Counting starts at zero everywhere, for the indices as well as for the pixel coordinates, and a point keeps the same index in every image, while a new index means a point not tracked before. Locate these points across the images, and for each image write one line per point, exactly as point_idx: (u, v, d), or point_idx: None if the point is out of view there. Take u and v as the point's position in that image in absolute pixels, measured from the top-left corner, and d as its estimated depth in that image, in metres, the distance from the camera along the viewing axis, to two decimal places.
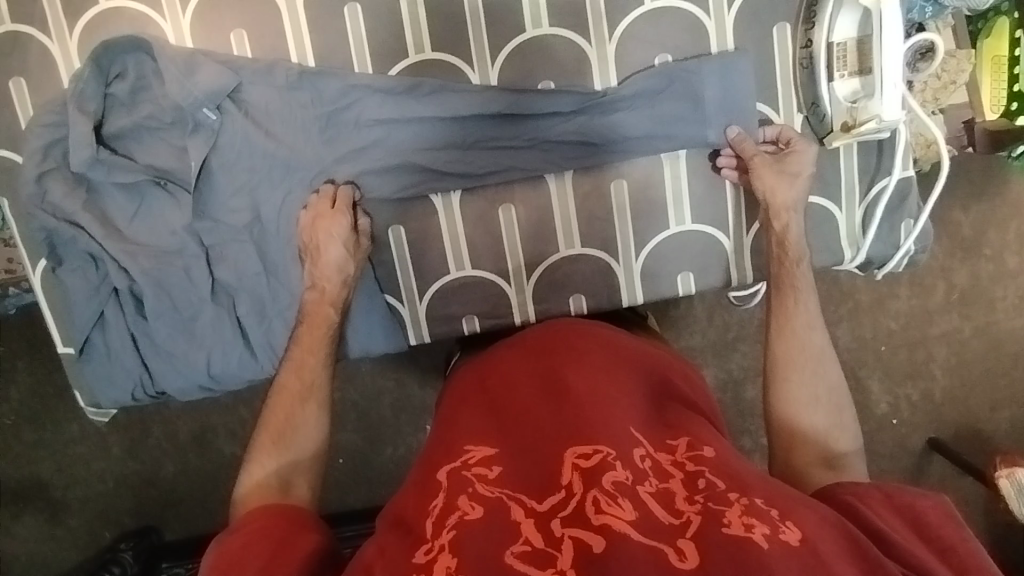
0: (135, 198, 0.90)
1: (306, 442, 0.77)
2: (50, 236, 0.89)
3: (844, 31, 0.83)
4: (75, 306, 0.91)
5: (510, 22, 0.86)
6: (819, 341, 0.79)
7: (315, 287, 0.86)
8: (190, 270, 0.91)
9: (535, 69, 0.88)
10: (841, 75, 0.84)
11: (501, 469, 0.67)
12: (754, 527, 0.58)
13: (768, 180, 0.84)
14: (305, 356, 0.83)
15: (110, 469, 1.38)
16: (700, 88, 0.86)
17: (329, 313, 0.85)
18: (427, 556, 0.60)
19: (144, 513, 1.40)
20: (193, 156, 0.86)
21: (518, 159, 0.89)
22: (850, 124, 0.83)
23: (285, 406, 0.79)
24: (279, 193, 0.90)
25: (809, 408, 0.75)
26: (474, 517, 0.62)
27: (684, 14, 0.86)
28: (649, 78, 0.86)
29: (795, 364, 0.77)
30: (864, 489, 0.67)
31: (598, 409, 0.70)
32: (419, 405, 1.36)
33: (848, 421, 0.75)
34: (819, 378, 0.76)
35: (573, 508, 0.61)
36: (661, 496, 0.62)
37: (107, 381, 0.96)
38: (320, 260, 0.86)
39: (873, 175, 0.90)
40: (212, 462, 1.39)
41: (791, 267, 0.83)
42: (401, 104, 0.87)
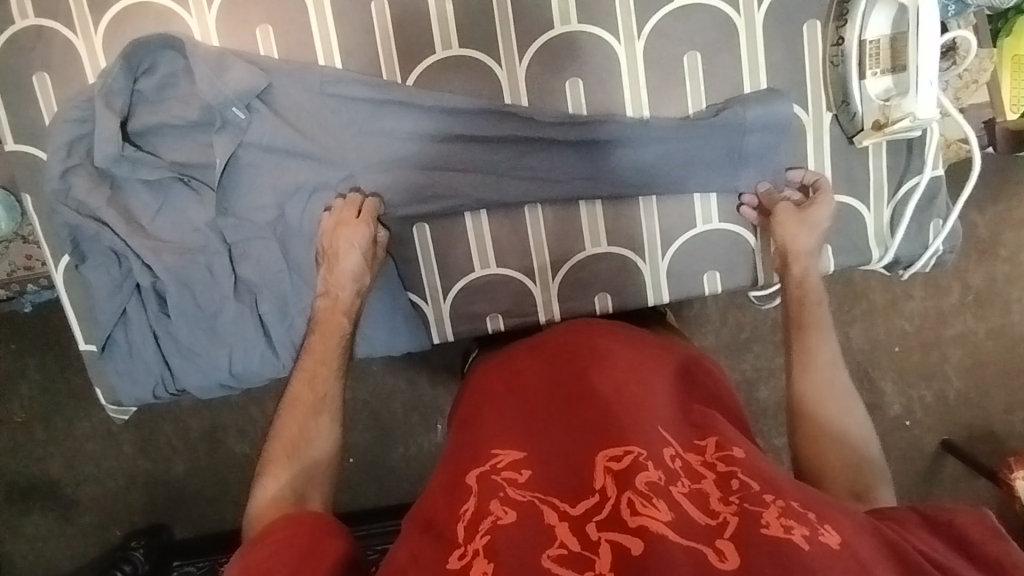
0: (160, 194, 0.90)
1: (319, 450, 0.75)
2: (73, 232, 0.88)
3: (877, 28, 0.82)
4: (98, 302, 0.91)
5: (539, 18, 0.86)
6: (842, 378, 0.77)
7: (326, 294, 0.85)
8: (212, 267, 0.90)
9: (563, 67, 0.87)
10: (874, 72, 0.83)
11: (531, 473, 0.66)
12: (793, 528, 0.56)
13: (788, 229, 0.85)
14: (316, 367, 0.80)
15: (122, 467, 1.38)
16: (743, 140, 0.86)
17: (341, 322, 0.84)
18: (461, 561, 0.58)
19: (155, 511, 1.39)
20: (218, 152, 0.86)
21: (547, 180, 0.90)
22: (883, 122, 0.82)
23: (297, 417, 0.76)
24: (305, 192, 0.90)
25: (834, 435, 0.73)
26: (508, 521, 0.60)
27: (715, 12, 0.85)
28: (691, 126, 0.87)
29: (823, 396, 0.75)
30: (901, 513, 0.64)
31: (626, 410, 0.69)
32: (431, 404, 1.35)
33: (874, 456, 0.72)
34: (846, 410, 0.74)
35: (608, 511, 0.59)
36: (695, 497, 0.60)
37: (128, 378, 0.95)
38: (336, 267, 0.85)
39: (902, 174, 0.89)
40: (223, 461, 1.38)
41: (813, 306, 0.82)
42: (435, 122, 0.88)
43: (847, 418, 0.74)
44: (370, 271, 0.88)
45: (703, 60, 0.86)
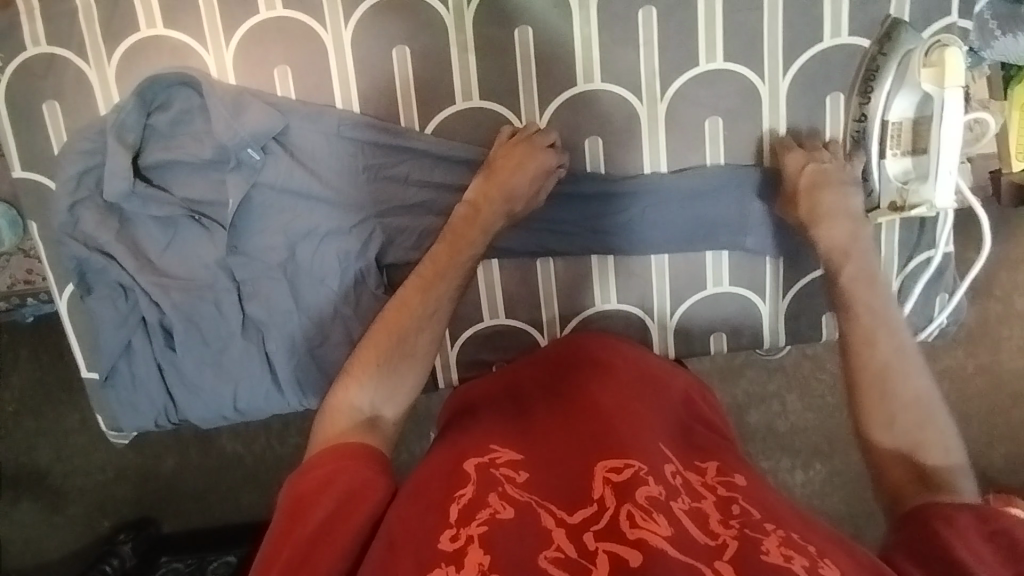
0: (170, 230, 0.89)
1: (412, 356, 0.74)
2: (80, 265, 0.88)
3: (900, 110, 0.82)
4: (102, 335, 0.90)
5: (563, 75, 0.85)
6: (884, 353, 0.66)
7: (470, 203, 0.81)
8: (220, 304, 0.90)
9: (584, 124, 0.86)
10: (893, 153, 0.83)
11: (529, 476, 0.65)
12: (794, 558, 0.53)
13: (809, 188, 0.80)
14: (433, 275, 0.78)
15: (111, 459, 1.31)
16: (750, 201, 0.88)
17: (474, 237, 0.80)
18: (454, 544, 0.56)
19: (144, 504, 1.33)
20: (231, 193, 0.85)
21: (560, 238, 0.90)
22: (899, 205, 0.83)
23: (394, 323, 0.74)
24: (317, 239, 0.89)
25: (898, 432, 0.63)
26: (505, 516, 0.59)
27: (739, 78, 0.84)
28: (705, 181, 0.87)
29: (866, 373, 0.66)
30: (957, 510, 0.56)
31: (626, 424, 0.70)
32: (427, 414, 1.32)
33: (935, 438, 0.62)
34: (905, 393, 0.64)
35: (607, 521, 0.57)
36: (694, 514, 0.59)
37: (129, 407, 0.95)
38: (496, 177, 0.82)
39: (913, 248, 0.90)
40: (217, 461, 1.32)
41: (860, 268, 0.74)
42: (450, 169, 0.88)
43: (893, 400, 0.64)
44: (527, 203, 0.84)
45: (724, 125, 0.86)
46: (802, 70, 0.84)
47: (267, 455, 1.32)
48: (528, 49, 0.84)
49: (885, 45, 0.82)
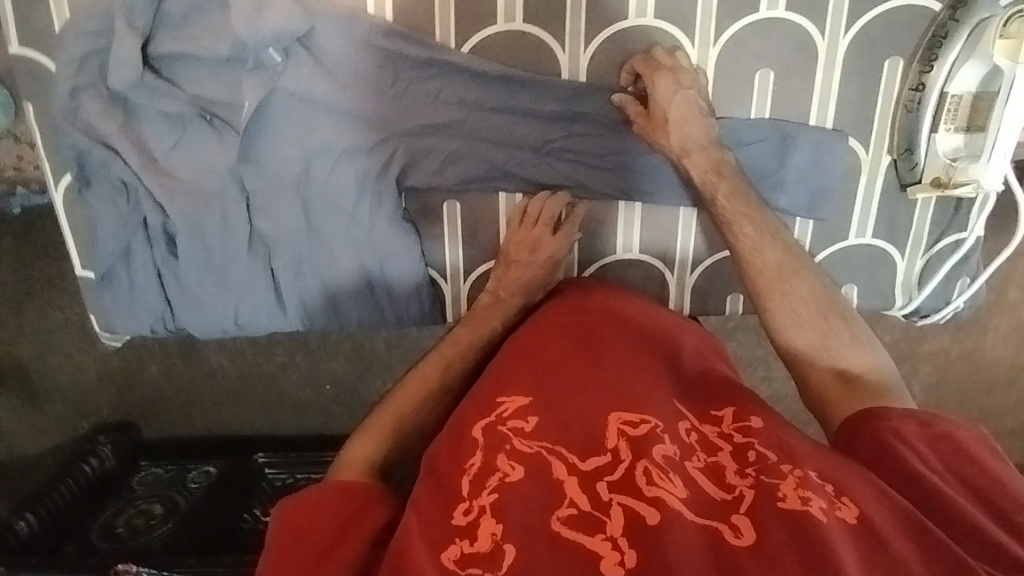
0: (178, 129, 0.83)
1: (426, 426, 0.75)
2: (80, 157, 0.83)
3: (963, 83, 0.79)
4: (101, 233, 0.86)
5: (614, 7, 0.79)
6: (776, 254, 0.77)
7: (490, 293, 0.87)
8: (227, 215, 0.86)
9: (628, 61, 0.81)
10: (948, 128, 0.81)
11: (538, 423, 0.67)
12: (810, 500, 0.56)
13: (661, 100, 0.79)
14: (455, 351, 0.81)
15: (92, 362, 1.27)
16: (791, 154, 0.83)
17: (495, 321, 0.84)
18: (467, 518, 0.58)
19: (125, 407, 1.30)
20: (247, 96, 0.80)
21: (590, 176, 0.86)
22: (943, 181, 0.82)
23: (412, 395, 0.76)
24: (334, 156, 0.84)
25: (812, 346, 0.73)
26: (515, 478, 0.61)
27: (798, 30, 0.79)
28: (746, 129, 0.83)
29: (766, 289, 0.76)
30: (900, 419, 0.64)
31: (637, 380, 0.72)
32: (414, 345, 1.26)
33: (842, 339, 0.73)
34: (797, 295, 0.75)
35: (620, 475, 0.61)
36: (710, 471, 0.62)
37: (125, 311, 0.92)
38: (511, 274, 0.86)
39: (944, 229, 0.88)
40: (200, 372, 1.29)
41: (707, 160, 0.80)
42: (484, 89, 0.82)
43: (799, 301, 0.75)
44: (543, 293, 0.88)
45: (775, 80, 0.81)
46: (866, 30, 0.79)
47: (251, 373, 1.29)
48: None
49: (958, 10, 0.76)
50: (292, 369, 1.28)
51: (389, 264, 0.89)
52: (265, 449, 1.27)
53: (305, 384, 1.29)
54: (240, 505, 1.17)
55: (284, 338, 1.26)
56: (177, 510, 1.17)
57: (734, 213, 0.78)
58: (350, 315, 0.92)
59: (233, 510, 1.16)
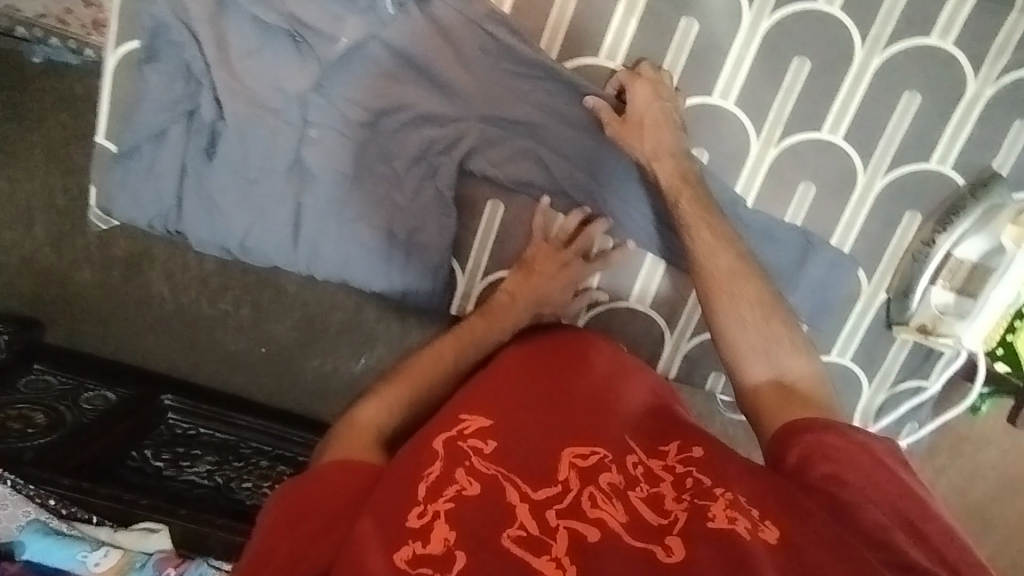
0: (264, 37, 0.82)
1: (434, 398, 0.79)
2: (155, 29, 0.81)
3: (967, 251, 0.89)
4: (143, 107, 0.83)
5: (704, 82, 0.86)
6: (729, 258, 0.79)
7: (507, 293, 0.88)
8: (280, 135, 0.84)
9: (698, 132, 0.88)
10: (943, 284, 0.91)
11: (498, 447, 0.66)
12: (737, 520, 0.59)
13: (636, 111, 0.83)
14: (464, 336, 0.84)
15: (23, 247, 1.21)
16: (808, 261, 0.91)
17: (503, 323, 0.86)
18: (420, 521, 0.57)
19: (37, 307, 1.25)
20: (348, 33, 0.81)
21: (636, 221, 0.91)
22: (928, 329, 0.92)
23: (404, 384, 0.78)
24: (408, 116, 0.86)
25: (752, 351, 0.76)
26: (471, 494, 0.60)
27: (846, 159, 0.88)
28: (777, 226, 0.90)
29: (716, 293, 0.78)
30: (828, 432, 0.68)
31: (597, 413, 0.72)
32: (366, 333, 1.22)
33: (779, 346, 0.76)
34: (744, 300, 0.78)
35: (569, 500, 0.61)
36: (652, 500, 0.62)
37: (132, 194, 0.88)
38: (528, 279, 0.89)
39: (910, 372, 0.97)
40: (134, 293, 1.23)
41: (675, 167, 0.83)
42: (574, 101, 0.85)
43: (742, 305, 0.78)
44: (555, 310, 0.90)
45: (814, 195, 0.90)
46: (901, 179, 0.88)
47: (188, 310, 1.23)
48: (687, 40, 0.84)
49: (978, 190, 0.87)
50: (232, 321, 1.24)
51: (418, 238, 0.90)
52: (177, 391, 1.20)
53: (248, 338, 1.24)
54: (132, 439, 1.10)
55: (236, 285, 1.22)
56: (63, 425, 1.08)
57: (693, 218, 0.80)
58: (359, 274, 0.91)
59: (124, 441, 1.09)
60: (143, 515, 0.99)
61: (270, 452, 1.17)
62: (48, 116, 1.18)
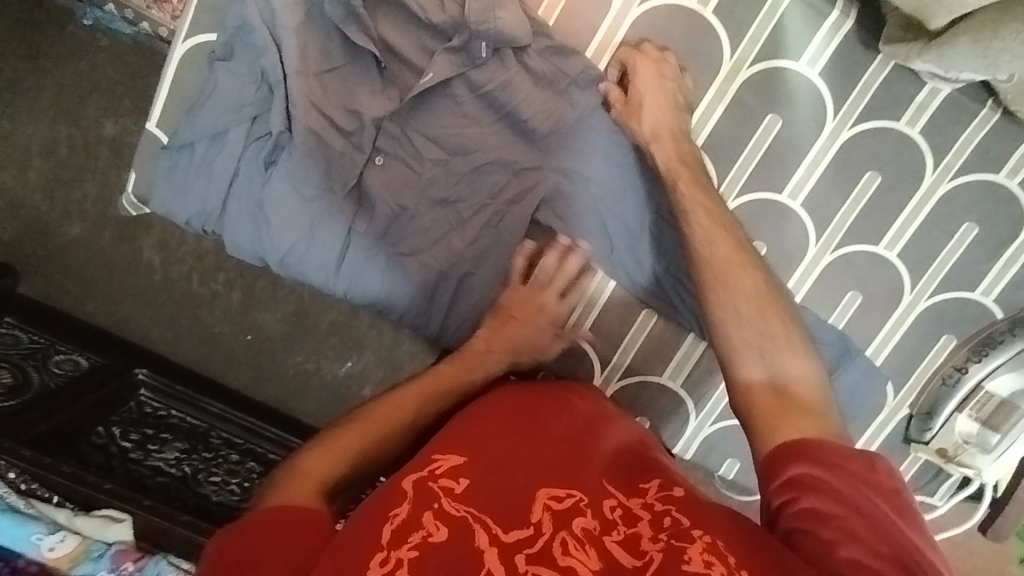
0: (349, 54, 0.81)
1: (391, 453, 0.70)
2: (237, 27, 0.78)
3: (997, 384, 0.92)
4: (208, 105, 0.79)
5: (775, 178, 0.87)
6: (727, 245, 0.73)
7: (482, 341, 0.83)
8: (344, 158, 0.82)
9: (760, 226, 0.89)
10: (969, 413, 0.93)
11: (470, 486, 0.60)
12: (714, 565, 0.53)
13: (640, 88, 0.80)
14: (432, 383, 0.77)
15: (13, 190, 1.15)
16: (842, 368, 0.91)
17: (478, 369, 0.80)
18: (382, 569, 0.52)
19: (13, 254, 1.16)
20: (434, 70, 0.79)
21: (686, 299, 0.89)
22: (949, 455, 0.94)
23: (371, 425, 0.69)
24: (479, 160, 0.84)
25: (745, 347, 0.68)
26: (437, 540, 0.54)
27: (896, 277, 0.89)
28: (821, 326, 0.90)
29: (709, 280, 0.71)
30: (818, 453, 0.60)
31: (574, 454, 0.66)
32: (355, 339, 1.18)
33: (776, 346, 0.68)
34: (740, 291, 0.70)
35: (541, 546, 0.55)
36: (628, 541, 0.57)
37: (176, 188, 0.84)
38: (506, 327, 0.84)
39: (917, 487, 0.99)
40: (124, 257, 1.17)
41: (675, 149, 0.79)
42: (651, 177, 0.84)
43: (738, 296, 0.70)
44: (532, 356, 0.85)
45: (858, 305, 0.91)
46: (942, 303, 0.90)
47: (178, 285, 1.17)
48: (767, 137, 0.85)
49: (1016, 327, 0.89)
50: (220, 304, 1.18)
51: (468, 282, 0.87)
52: (152, 367, 1.11)
53: (242, 326, 1.18)
54: (99, 415, 1.01)
55: (231, 268, 1.17)
56: (26, 390, 0.99)
57: (691, 203, 0.76)
58: (397, 306, 0.88)
59: (89, 417, 1.00)
60: (103, 500, 0.90)
61: (239, 445, 1.09)
62: (81, 69, 1.15)
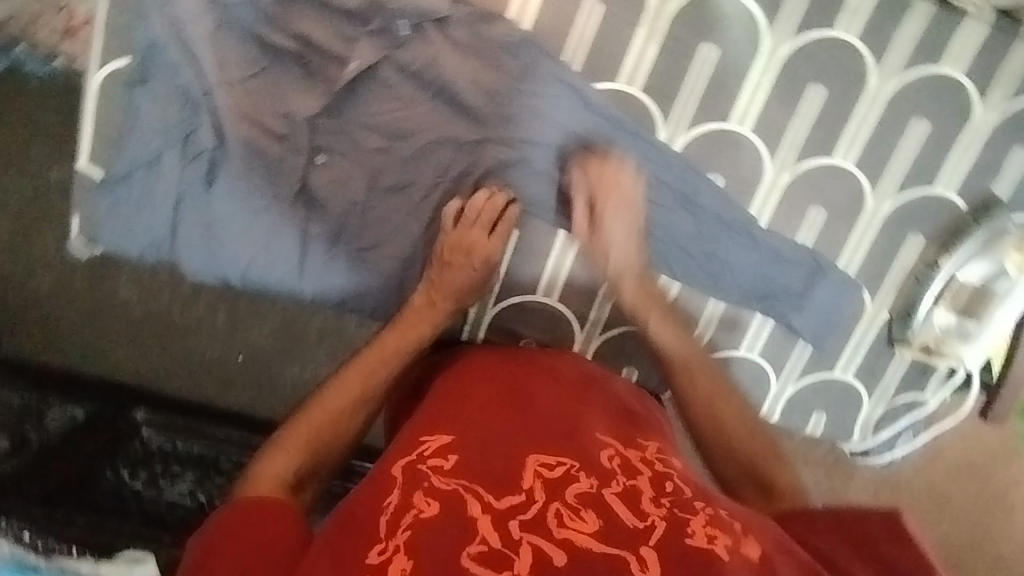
0: (268, 58, 0.78)
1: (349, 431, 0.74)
2: (149, 47, 0.75)
3: (969, 273, 0.93)
4: (136, 134, 0.77)
5: (721, 107, 0.86)
6: (696, 361, 0.84)
7: (423, 296, 0.83)
8: (284, 162, 0.81)
9: (713, 158, 0.88)
10: (945, 305, 0.95)
11: (459, 460, 0.61)
12: (717, 537, 0.54)
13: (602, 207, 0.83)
14: (378, 357, 0.79)
15: None
16: (817, 284, 0.91)
17: (422, 329, 0.82)
18: (379, 558, 0.52)
19: None
20: (358, 57, 0.78)
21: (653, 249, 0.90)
22: (931, 348, 0.96)
23: (326, 410, 0.73)
24: (423, 141, 0.82)
25: (731, 461, 0.78)
26: (429, 515, 0.55)
27: (856, 185, 0.89)
28: (790, 248, 0.89)
29: (682, 390, 0.83)
30: (813, 519, 0.65)
31: (565, 426, 0.67)
32: (347, 340, 1.16)
33: (750, 448, 0.78)
34: (711, 401, 0.81)
35: (534, 513, 0.55)
36: (628, 497, 0.58)
37: (121, 224, 0.82)
38: (443, 276, 0.83)
39: (909, 387, 1.00)
40: (96, 301, 1.14)
41: (638, 283, 0.87)
42: (602, 127, 0.82)
43: (712, 416, 0.81)
44: (475, 293, 0.87)
45: (824, 220, 0.91)
46: (907, 203, 0.90)
47: (159, 317, 1.15)
48: (706, 67, 0.84)
49: (979, 215, 0.90)
50: (207, 327, 1.16)
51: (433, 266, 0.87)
52: (151, 407, 1.09)
53: (226, 346, 1.16)
54: (108, 454, 1.01)
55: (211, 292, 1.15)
56: (26, 450, 0.99)
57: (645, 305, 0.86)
58: (368, 301, 0.88)
59: (101, 457, 1.00)
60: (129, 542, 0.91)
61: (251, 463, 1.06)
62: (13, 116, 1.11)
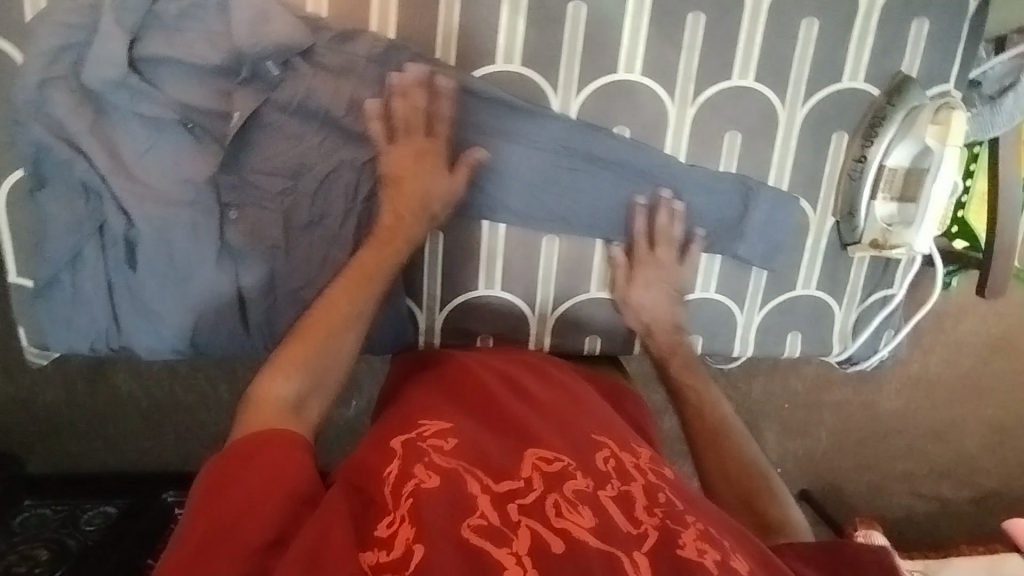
0: (153, 131, 0.79)
1: (343, 350, 0.69)
2: (37, 153, 0.77)
3: (898, 158, 0.90)
4: (50, 237, 0.79)
5: (605, 62, 0.85)
6: (714, 405, 0.81)
7: (390, 210, 0.79)
8: (200, 226, 0.81)
9: (615, 111, 0.87)
10: (885, 196, 0.92)
11: (459, 443, 0.60)
12: (707, 553, 0.52)
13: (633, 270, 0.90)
14: (370, 261, 0.75)
15: None
16: (751, 207, 0.90)
17: (399, 248, 0.78)
18: (389, 530, 0.51)
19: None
20: (237, 107, 0.79)
21: (576, 213, 0.90)
22: (880, 243, 0.93)
23: (319, 322, 0.69)
24: (325, 169, 0.83)
25: (731, 488, 0.73)
26: (431, 486, 0.54)
27: (763, 101, 0.88)
28: (715, 177, 0.90)
29: (698, 439, 0.78)
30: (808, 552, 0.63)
31: (564, 426, 0.66)
32: None
33: (759, 478, 0.74)
34: (725, 443, 0.77)
35: (533, 498, 0.54)
36: (622, 501, 0.55)
37: (64, 324, 0.84)
38: (401, 192, 0.79)
39: (876, 283, 0.99)
40: (86, 406, 1.16)
41: (669, 340, 0.88)
42: (489, 111, 0.84)
43: (728, 450, 0.77)
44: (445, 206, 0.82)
45: (742, 141, 0.90)
46: (819, 105, 0.89)
47: (164, 402, 1.17)
48: (579, 25, 0.84)
49: (893, 97, 0.88)
50: (211, 399, 1.17)
51: None
52: None
53: (219, 414, 1.18)
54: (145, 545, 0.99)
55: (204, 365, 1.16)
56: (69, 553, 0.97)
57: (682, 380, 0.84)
58: None
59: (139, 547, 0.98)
60: None
61: None
62: None
